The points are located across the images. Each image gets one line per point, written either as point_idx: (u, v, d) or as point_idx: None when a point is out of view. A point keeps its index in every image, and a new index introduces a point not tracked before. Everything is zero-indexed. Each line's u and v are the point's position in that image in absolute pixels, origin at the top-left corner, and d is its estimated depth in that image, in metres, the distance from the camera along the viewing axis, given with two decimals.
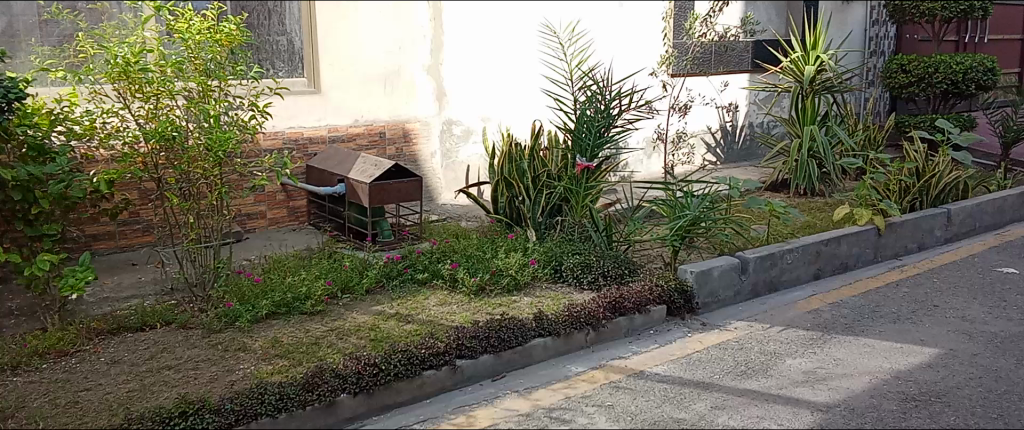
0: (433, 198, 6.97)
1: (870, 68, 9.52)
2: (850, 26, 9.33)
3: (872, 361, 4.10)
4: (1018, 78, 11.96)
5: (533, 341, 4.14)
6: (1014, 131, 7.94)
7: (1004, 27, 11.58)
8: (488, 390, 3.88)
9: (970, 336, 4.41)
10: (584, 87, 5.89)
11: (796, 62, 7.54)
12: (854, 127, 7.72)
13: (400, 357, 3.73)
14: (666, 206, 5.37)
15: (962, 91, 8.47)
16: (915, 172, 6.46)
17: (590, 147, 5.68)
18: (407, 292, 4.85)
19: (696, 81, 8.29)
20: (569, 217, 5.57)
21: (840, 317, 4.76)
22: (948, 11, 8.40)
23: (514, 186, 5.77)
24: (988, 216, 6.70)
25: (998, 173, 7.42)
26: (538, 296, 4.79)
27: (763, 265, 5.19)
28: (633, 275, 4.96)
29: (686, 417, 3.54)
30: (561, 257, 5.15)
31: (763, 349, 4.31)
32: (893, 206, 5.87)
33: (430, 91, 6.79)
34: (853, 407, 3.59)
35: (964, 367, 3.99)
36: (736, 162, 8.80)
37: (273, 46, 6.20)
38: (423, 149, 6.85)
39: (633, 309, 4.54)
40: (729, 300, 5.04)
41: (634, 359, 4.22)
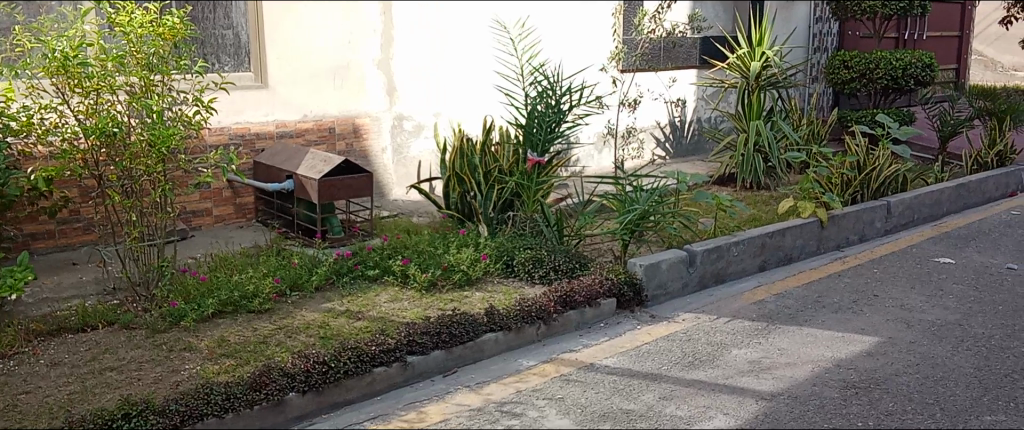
0: (384, 193, 6.92)
1: (814, 64, 9.75)
2: (795, 24, 9.52)
3: (814, 350, 4.20)
4: (955, 74, 12.36)
5: (484, 336, 4.15)
6: (951, 125, 8.19)
7: (942, 24, 11.94)
8: (439, 386, 3.88)
9: (908, 324, 4.55)
10: (535, 82, 5.91)
11: (742, 58, 7.69)
12: (799, 122, 7.89)
13: (350, 354, 3.71)
14: (616, 200, 5.44)
15: (902, 87, 8.70)
16: (857, 166, 6.63)
17: (540, 143, 5.77)
18: (357, 289, 4.81)
19: (645, 77, 8.38)
20: (520, 212, 5.59)
21: (784, 308, 4.87)
22: (887, 9, 8.62)
23: (465, 181, 5.74)
24: (926, 208, 6.91)
25: (936, 167, 7.66)
26: (490, 291, 4.79)
27: (710, 257, 5.28)
28: (583, 268, 5.00)
29: (635, 408, 3.59)
30: (512, 251, 5.16)
31: (710, 340, 4.39)
32: (835, 199, 6.03)
33: (381, 86, 6.71)
34: (795, 396, 3.68)
35: (902, 355, 4.11)
36: (685, 156, 8.94)
37: (219, 40, 6.13)
38: (374, 145, 6.78)
39: (584, 303, 4.58)
40: (678, 292, 5.11)
41: (584, 351, 4.26)
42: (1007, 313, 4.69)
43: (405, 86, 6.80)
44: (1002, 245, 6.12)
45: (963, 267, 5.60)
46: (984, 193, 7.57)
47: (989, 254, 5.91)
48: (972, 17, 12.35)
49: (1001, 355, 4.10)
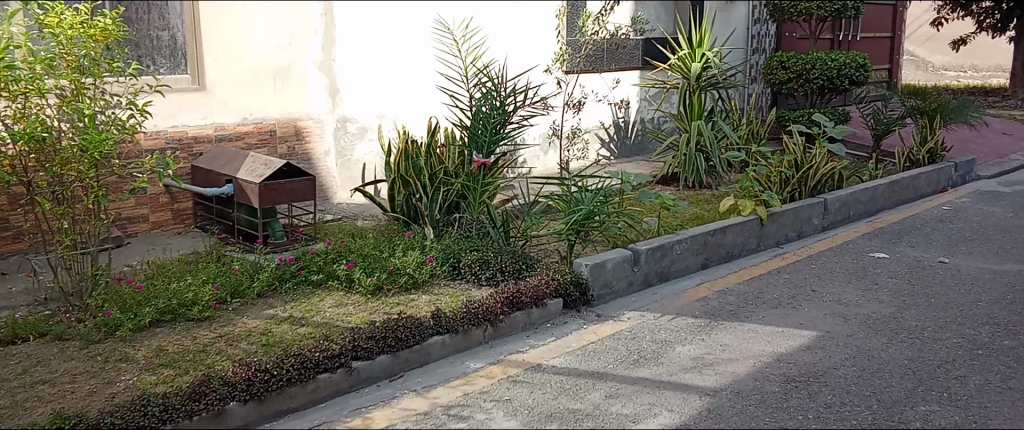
0: (328, 197, 6.83)
1: (752, 65, 9.96)
2: (734, 25, 9.72)
3: (755, 346, 4.29)
4: (888, 74, 12.77)
5: (430, 339, 4.12)
6: (884, 124, 8.45)
7: (875, 26, 12.31)
8: (385, 391, 3.84)
9: (845, 318, 4.67)
10: (479, 84, 5.90)
11: (683, 60, 7.82)
12: (739, 122, 8.05)
13: (293, 361, 3.64)
14: (562, 201, 5.48)
15: (837, 87, 8.92)
16: (794, 164, 6.80)
17: (485, 144, 5.74)
18: (300, 295, 4.73)
19: (589, 78, 8.43)
20: (466, 214, 5.58)
21: (726, 305, 4.95)
22: (823, 10, 8.84)
23: (410, 183, 5.71)
24: (861, 204, 7.11)
25: (870, 164, 7.89)
26: (436, 294, 4.76)
27: (654, 256, 5.34)
28: (529, 270, 4.99)
29: (581, 407, 3.61)
30: (458, 253, 5.14)
31: (654, 338, 4.44)
32: (773, 197, 6.17)
33: (323, 87, 6.58)
34: (737, 391, 3.75)
35: (839, 348, 4.22)
36: (629, 156, 9.05)
37: (155, 41, 6.00)
38: (316, 147, 6.72)
39: (530, 303, 4.58)
40: (623, 291, 5.16)
41: (531, 352, 4.26)
42: (939, 305, 4.85)
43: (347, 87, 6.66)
44: (933, 240, 6.33)
45: (897, 262, 5.78)
46: (916, 189, 7.82)
47: (921, 248, 6.10)
48: (903, 19, 12.76)
49: (933, 346, 4.23)
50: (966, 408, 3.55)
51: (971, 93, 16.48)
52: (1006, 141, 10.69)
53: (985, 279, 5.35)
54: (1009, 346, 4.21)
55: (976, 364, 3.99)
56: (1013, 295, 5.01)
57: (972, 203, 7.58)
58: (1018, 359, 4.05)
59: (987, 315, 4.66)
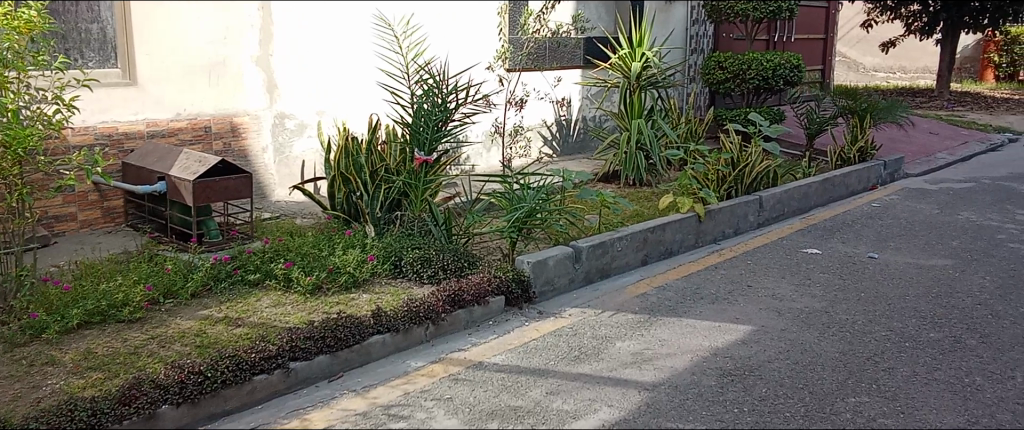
0: (266, 194, 6.71)
1: (691, 65, 10.11)
2: (672, 25, 9.86)
3: (693, 340, 4.37)
4: (820, 75, 13.12)
5: (370, 338, 4.08)
6: (817, 123, 8.68)
7: (808, 28, 12.64)
8: (324, 392, 3.78)
9: (779, 313, 4.79)
10: (421, 81, 5.85)
11: (624, 59, 7.91)
12: (678, 120, 8.18)
13: (228, 363, 3.57)
14: (504, 199, 5.49)
15: (772, 87, 9.14)
16: (731, 162, 6.94)
17: (427, 142, 5.66)
18: (236, 295, 4.63)
19: (531, 77, 8.46)
20: (408, 211, 5.53)
21: (664, 300, 5.03)
22: (759, 11, 9.05)
23: (351, 181, 5.63)
24: (795, 201, 7.30)
25: (804, 163, 8.10)
26: (377, 293, 4.72)
27: (596, 253, 5.39)
28: (472, 267, 4.98)
29: (522, 404, 3.62)
30: (400, 252, 5.10)
31: (595, 334, 4.48)
32: (711, 194, 6.29)
33: (260, 83, 6.48)
34: (675, 385, 3.81)
35: (773, 342, 4.33)
36: (571, 154, 9.11)
37: (83, 34, 5.74)
38: (253, 144, 6.57)
39: (472, 301, 4.57)
40: (564, 287, 5.19)
41: (473, 350, 4.26)
42: (868, 299, 5.01)
43: (284, 82, 6.58)
44: (863, 236, 6.53)
45: (829, 258, 5.95)
46: (847, 186, 8.06)
47: (852, 244, 6.29)
48: (835, 21, 13.13)
49: (863, 339, 4.36)
50: (893, 399, 3.67)
51: (899, 94, 17.08)
52: (931, 140, 11.09)
53: (912, 273, 5.54)
54: (935, 338, 4.37)
55: (904, 356, 4.13)
56: (938, 288, 5.21)
57: (900, 200, 7.85)
58: (942, 350, 4.20)
59: (914, 308, 4.83)
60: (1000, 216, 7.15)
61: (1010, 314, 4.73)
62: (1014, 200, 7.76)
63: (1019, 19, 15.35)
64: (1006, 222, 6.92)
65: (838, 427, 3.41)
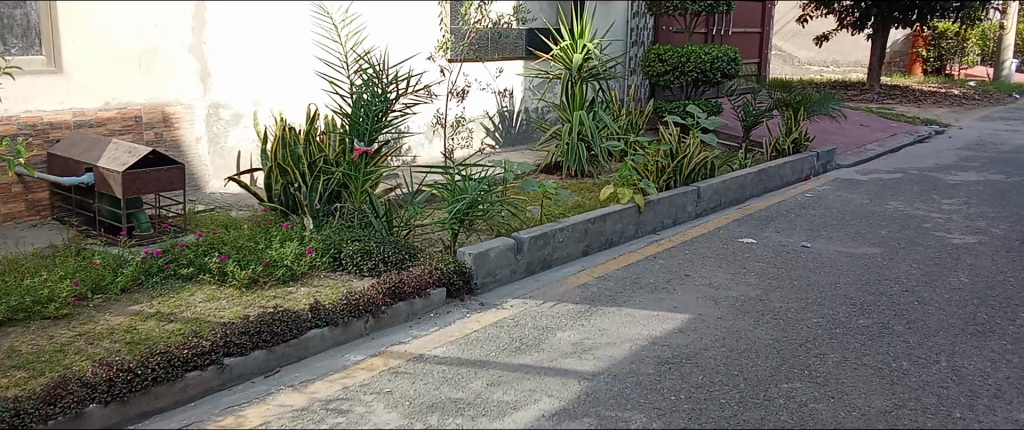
0: (200, 186, 6.53)
1: (631, 57, 10.20)
2: (614, 17, 9.93)
3: (632, 329, 4.42)
4: (756, 67, 13.41)
5: (308, 333, 4.01)
6: (754, 116, 8.87)
7: (745, 21, 12.88)
8: (260, 388, 3.71)
9: (715, 301, 4.89)
10: (360, 70, 5.76)
11: (565, 50, 7.94)
12: (619, 112, 8.28)
13: (159, 359, 3.47)
14: (446, 191, 5.45)
15: (710, 80, 9.30)
16: (670, 154, 7.04)
17: (367, 131, 5.59)
18: (169, 289, 4.51)
19: (472, 67, 8.42)
20: (347, 202, 5.44)
21: (604, 291, 5.08)
22: (697, 5, 9.18)
23: (288, 172, 5.53)
24: (731, 192, 7.44)
25: (740, 154, 8.26)
26: (315, 286, 4.65)
27: (537, 244, 5.40)
28: (413, 259, 4.95)
29: (463, 396, 3.61)
30: (339, 244, 5.02)
31: (536, 325, 4.50)
32: (650, 186, 6.37)
33: (194, 71, 6.27)
34: (614, 374, 3.85)
35: (710, 330, 4.41)
36: (513, 145, 9.13)
37: (4, 20, 5.42)
38: (186, 134, 6.39)
39: (413, 293, 4.54)
40: (505, 278, 5.19)
41: (413, 343, 4.22)
42: (801, 287, 5.14)
43: (218, 72, 6.40)
44: (797, 226, 6.70)
45: (764, 247, 6.08)
46: (782, 177, 8.25)
47: (785, 234, 6.45)
48: (771, 15, 13.41)
49: (796, 326, 4.48)
50: (824, 384, 3.77)
51: (832, 87, 17.59)
52: (861, 132, 11.43)
53: (843, 261, 5.71)
54: (864, 325, 4.51)
55: (834, 343, 4.25)
56: (867, 276, 5.37)
57: (832, 191, 8.07)
58: (871, 336, 4.34)
59: (845, 296, 4.98)
60: (927, 206, 7.41)
61: (935, 300, 4.91)
62: (939, 190, 8.06)
63: (945, 15, 15.91)
64: (931, 211, 7.18)
65: (771, 412, 3.49)
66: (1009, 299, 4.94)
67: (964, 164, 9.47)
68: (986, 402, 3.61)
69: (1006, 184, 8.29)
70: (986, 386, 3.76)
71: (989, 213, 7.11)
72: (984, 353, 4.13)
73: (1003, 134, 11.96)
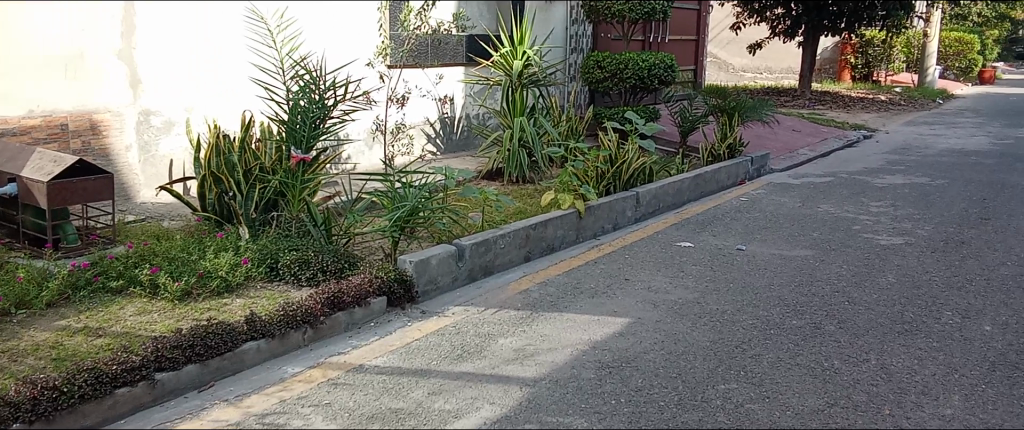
0: (130, 196, 6.32)
1: (571, 64, 10.30)
2: (553, 24, 10.01)
3: (573, 335, 4.45)
4: (693, 74, 13.71)
5: (243, 346, 3.92)
6: (690, 121, 9.04)
7: (682, 29, 13.13)
8: (193, 403, 3.61)
9: (654, 305, 4.95)
10: (296, 76, 5.66)
11: (505, 57, 7.97)
12: (559, 118, 8.34)
13: (86, 376, 3.35)
14: (386, 198, 5.40)
15: (648, 86, 9.45)
16: (609, 159, 7.13)
17: (304, 139, 5.50)
18: (97, 303, 4.36)
19: (412, 74, 8.38)
20: (284, 211, 5.35)
21: (546, 296, 5.10)
22: (634, 13, 9.31)
23: (223, 181, 5.40)
24: (669, 197, 7.57)
25: (678, 160, 8.40)
26: (252, 297, 4.55)
27: (478, 251, 5.39)
28: (352, 268, 4.88)
29: (403, 406, 3.57)
30: (276, 253, 4.93)
31: (478, 332, 4.49)
32: (591, 191, 6.43)
33: (123, 77, 6.11)
34: (555, 380, 3.87)
35: (649, 333, 4.46)
36: (455, 152, 9.12)
37: None
38: (115, 143, 6.17)
39: (353, 303, 4.48)
40: (447, 286, 5.16)
41: (352, 353, 4.17)
42: (736, 290, 5.25)
43: (148, 77, 6.26)
44: (732, 229, 6.85)
45: (701, 250, 6.19)
46: (718, 182, 8.43)
47: (722, 237, 6.58)
48: (706, 23, 13.70)
49: (732, 328, 4.57)
50: (760, 384, 3.85)
51: (765, 94, 18.09)
52: (794, 137, 11.76)
53: (776, 264, 5.85)
54: (797, 325, 4.63)
55: (769, 343, 4.35)
56: (800, 278, 5.51)
57: (766, 195, 8.28)
58: (803, 337, 4.45)
59: (779, 297, 5.10)
60: (856, 208, 7.65)
61: (864, 300, 5.07)
62: (868, 193, 8.33)
63: (871, 23, 16.48)
64: (860, 213, 7.42)
65: (708, 413, 3.55)
66: (934, 298, 5.13)
67: (890, 167, 9.81)
68: (914, 399, 3.73)
69: (930, 187, 8.61)
70: (914, 383, 3.89)
71: (915, 215, 7.37)
72: (911, 351, 4.28)
73: (927, 138, 12.45)
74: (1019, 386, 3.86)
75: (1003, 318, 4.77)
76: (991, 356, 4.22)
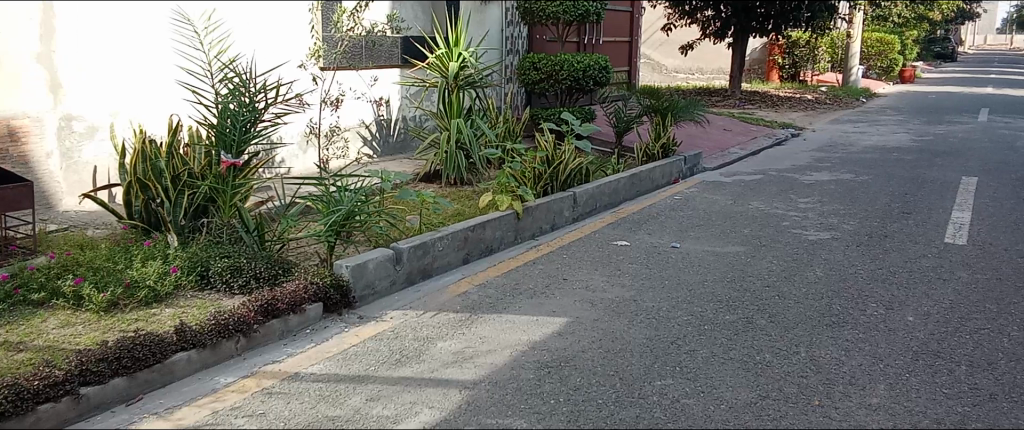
0: (51, 204, 6.09)
1: (507, 65, 10.33)
2: (488, 25, 10.01)
3: (512, 336, 4.46)
4: (627, 75, 13.92)
5: (173, 357, 3.81)
6: (625, 122, 9.16)
7: (615, 30, 13.31)
8: (121, 417, 3.49)
9: (592, 304, 5.00)
10: (226, 79, 5.52)
11: (441, 58, 7.92)
12: (496, 120, 8.36)
13: (6, 392, 3.20)
14: (321, 202, 5.32)
15: (583, 87, 9.55)
16: (546, 160, 7.17)
17: (234, 143, 5.35)
18: (18, 316, 4.19)
19: (346, 76, 8.29)
20: (215, 218, 5.22)
21: (484, 298, 5.10)
22: (569, 15, 9.40)
23: (150, 187, 5.23)
24: (606, 196, 7.65)
25: (614, 160, 8.51)
26: (182, 306, 4.43)
27: (416, 254, 5.35)
28: (287, 274, 4.80)
29: (341, 414, 3.53)
30: (206, 261, 4.81)
31: (416, 336, 4.46)
32: (528, 192, 6.45)
33: (42, 81, 5.89)
34: (495, 381, 3.87)
35: (587, 332, 4.51)
36: (392, 154, 9.07)
37: None
38: (35, 150, 5.94)
39: (287, 310, 4.40)
40: (385, 291, 5.12)
41: (287, 361, 4.09)
42: (671, 286, 5.34)
43: (70, 82, 6.04)
44: (667, 227, 6.97)
45: (637, 249, 6.28)
46: (653, 181, 8.56)
47: (657, 235, 6.69)
48: (638, 25, 13.92)
49: (668, 324, 4.64)
50: (695, 379, 3.93)
51: (697, 94, 18.49)
52: (726, 136, 12.03)
53: (709, 260, 5.97)
54: (730, 320, 4.73)
55: (703, 339, 4.44)
56: (732, 273, 5.64)
57: (699, 193, 8.45)
58: (736, 331, 4.56)
59: (712, 293, 5.21)
60: (785, 205, 7.88)
61: (793, 294, 5.21)
62: (796, 190, 8.58)
63: (798, 25, 16.99)
64: (789, 210, 7.63)
65: (646, 409, 3.60)
66: (860, 290, 5.31)
67: (817, 165, 10.12)
68: (842, 389, 3.85)
69: (854, 183, 8.92)
70: (842, 374, 4.02)
71: (841, 211, 7.62)
72: (839, 342, 4.42)
73: (850, 136, 12.89)
74: (940, 374, 4.02)
75: (924, 308, 4.97)
76: (914, 345, 4.39)
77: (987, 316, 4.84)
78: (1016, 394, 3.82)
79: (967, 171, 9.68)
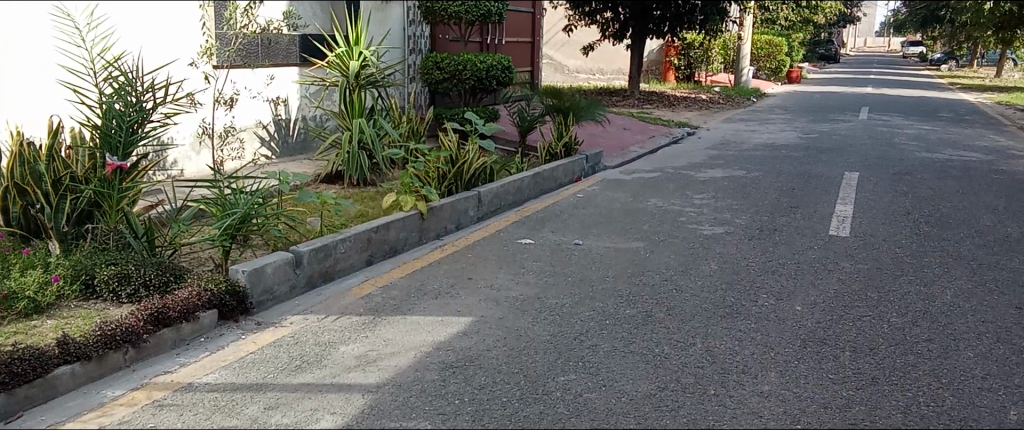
0: None
1: (409, 65, 10.25)
2: (389, 24, 9.89)
3: (416, 337, 4.43)
4: (530, 75, 14.07)
5: (56, 371, 3.61)
6: (528, 121, 9.24)
7: (518, 31, 13.41)
8: None
9: (497, 302, 5.02)
10: (110, 78, 5.24)
11: (341, 57, 7.77)
12: (399, 119, 8.28)
13: None
14: (215, 206, 5.14)
15: (486, 86, 9.58)
16: (450, 160, 7.16)
17: (120, 145, 5.10)
18: None
19: (241, 74, 8.03)
20: (101, 223, 4.97)
21: (388, 300, 5.05)
22: (470, 15, 9.42)
23: (29, 193, 4.93)
24: (510, 195, 7.70)
25: (518, 159, 8.57)
26: (65, 317, 4.20)
27: (317, 256, 5.24)
28: (179, 281, 4.62)
29: (237, 424, 3.42)
30: (91, 268, 4.56)
31: (318, 341, 4.37)
32: (433, 192, 6.42)
33: None
34: (399, 384, 3.84)
35: (491, 331, 4.53)
36: (291, 155, 8.87)
37: None
38: None
39: (179, 318, 4.23)
40: (285, 295, 4.99)
41: (180, 371, 3.94)
42: (574, 283, 5.43)
43: (26, 82, 6.25)
44: (570, 225, 7.07)
45: (541, 247, 6.34)
46: (556, 179, 8.67)
47: (560, 233, 6.79)
48: (540, 25, 14.07)
49: (571, 320, 4.71)
50: (597, 373, 4.01)
51: (599, 94, 18.87)
52: (627, 135, 12.32)
53: (611, 256, 6.10)
54: (630, 314, 4.85)
55: (604, 333, 4.53)
56: (632, 269, 5.78)
57: (601, 190, 8.62)
58: (636, 325, 4.67)
59: (613, 288, 5.32)
60: (681, 201, 8.13)
61: (690, 287, 5.39)
62: (692, 186, 8.88)
63: (693, 27, 17.55)
64: (686, 206, 7.88)
65: (549, 406, 3.65)
66: (752, 281, 5.55)
67: (711, 162, 10.49)
68: (735, 378, 4.01)
69: (747, 179, 9.29)
70: (735, 363, 4.18)
71: (734, 206, 7.92)
72: (733, 333, 4.59)
73: (743, 134, 13.42)
74: (826, 360, 4.24)
75: (811, 298, 5.22)
76: (802, 333, 4.61)
77: (868, 304, 5.13)
78: (894, 376, 4.06)
79: (850, 166, 10.22)
